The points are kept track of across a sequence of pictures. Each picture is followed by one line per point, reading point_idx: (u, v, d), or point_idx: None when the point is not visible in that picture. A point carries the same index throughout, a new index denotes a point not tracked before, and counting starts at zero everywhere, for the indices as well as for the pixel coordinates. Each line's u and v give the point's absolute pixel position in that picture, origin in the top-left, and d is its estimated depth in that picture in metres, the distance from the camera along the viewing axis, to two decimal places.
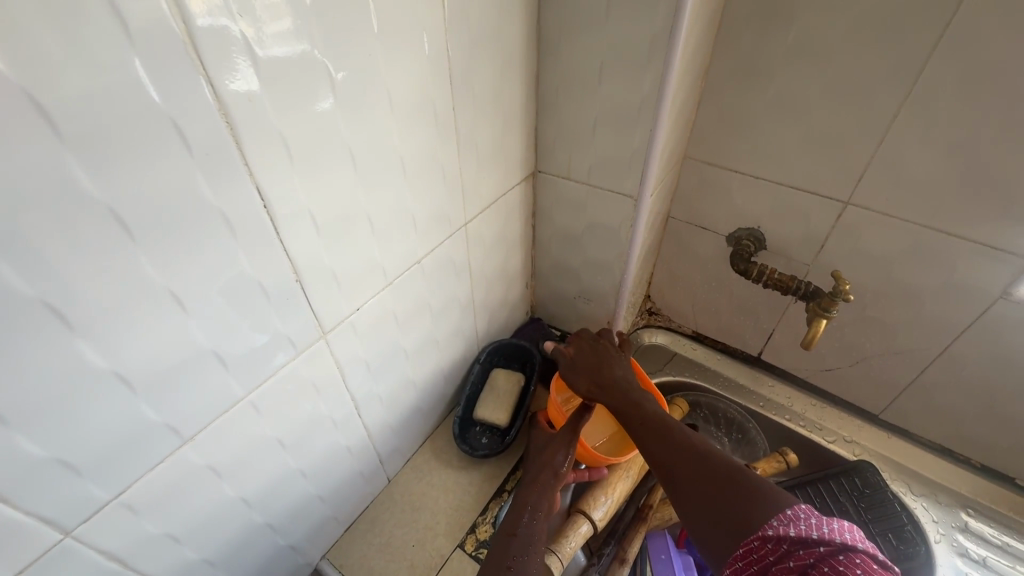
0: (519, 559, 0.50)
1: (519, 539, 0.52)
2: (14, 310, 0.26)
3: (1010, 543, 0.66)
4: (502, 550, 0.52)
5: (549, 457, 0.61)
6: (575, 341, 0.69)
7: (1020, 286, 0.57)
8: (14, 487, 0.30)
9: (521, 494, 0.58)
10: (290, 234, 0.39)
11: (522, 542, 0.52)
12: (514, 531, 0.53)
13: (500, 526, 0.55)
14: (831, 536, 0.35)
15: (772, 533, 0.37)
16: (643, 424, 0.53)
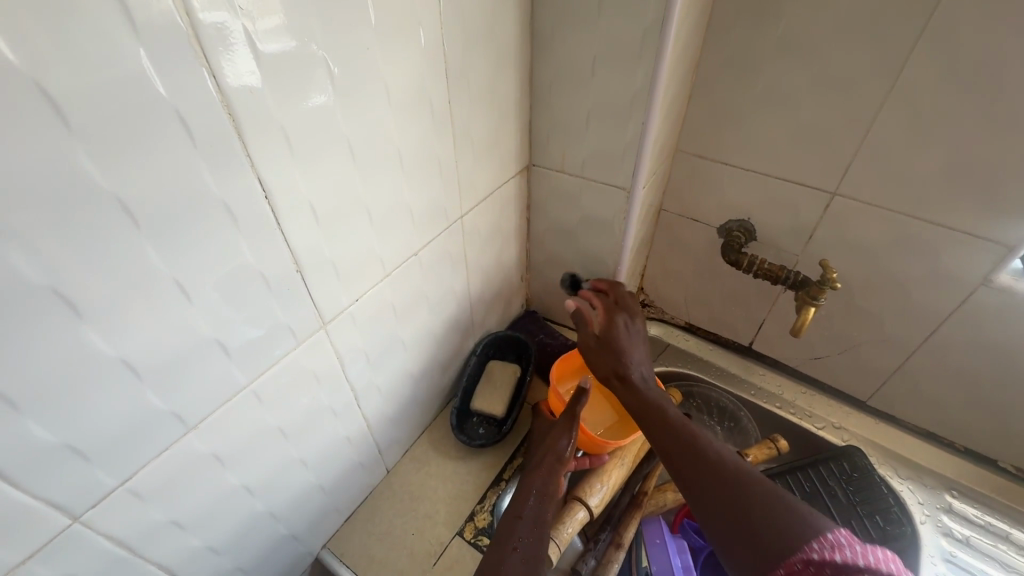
0: (522, 539, 0.52)
1: (525, 521, 0.54)
2: (26, 299, 0.27)
3: (992, 523, 0.69)
4: (507, 532, 0.53)
5: (553, 441, 0.62)
6: (598, 311, 0.67)
7: (1000, 273, 0.59)
8: (24, 472, 0.30)
9: (527, 479, 0.59)
10: (291, 225, 0.40)
11: (526, 524, 0.53)
12: (520, 514, 0.55)
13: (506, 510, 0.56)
14: (875, 566, 0.37)
15: (816, 556, 0.39)
16: (670, 431, 0.53)
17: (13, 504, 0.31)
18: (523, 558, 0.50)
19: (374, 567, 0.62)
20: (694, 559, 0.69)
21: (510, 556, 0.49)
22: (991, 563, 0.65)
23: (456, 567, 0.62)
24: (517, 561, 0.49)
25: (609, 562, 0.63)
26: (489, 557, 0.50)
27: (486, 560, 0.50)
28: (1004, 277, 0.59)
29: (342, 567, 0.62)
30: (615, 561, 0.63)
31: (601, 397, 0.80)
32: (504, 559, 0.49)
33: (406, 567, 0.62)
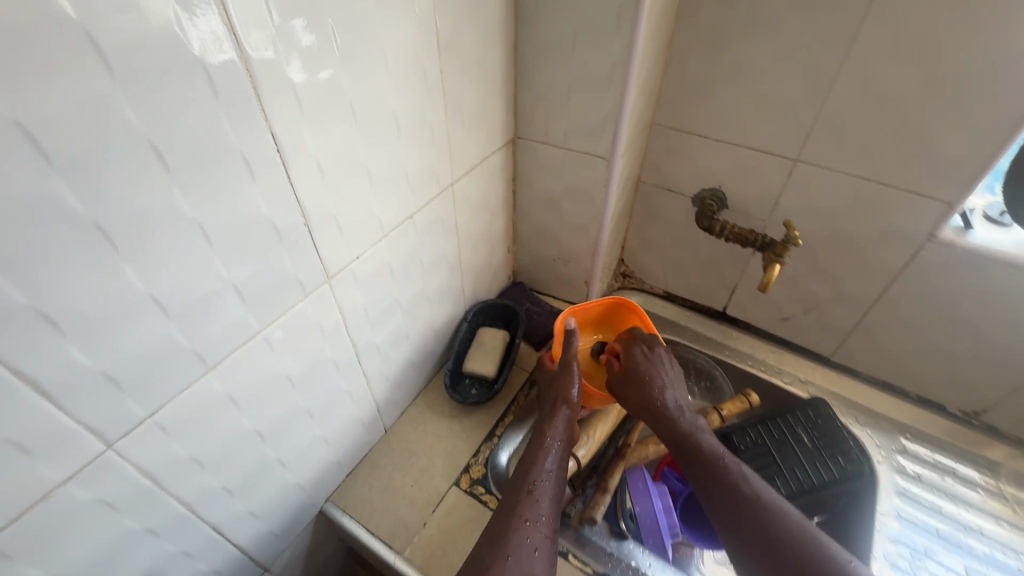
0: (540, 484, 0.56)
1: (544, 469, 0.58)
2: (72, 229, 0.30)
3: (941, 461, 0.76)
4: (523, 475, 0.57)
5: (563, 379, 0.67)
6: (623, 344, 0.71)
7: (942, 229, 0.65)
8: (66, 394, 0.33)
9: (542, 421, 0.64)
10: (300, 179, 0.43)
11: (544, 471, 0.57)
12: (539, 461, 0.58)
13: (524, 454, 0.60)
14: None
15: None
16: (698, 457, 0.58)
17: (56, 424, 0.34)
18: (540, 504, 0.54)
19: (376, 516, 0.66)
20: (673, 501, 0.75)
21: (528, 501, 0.54)
22: (940, 496, 0.72)
23: (454, 513, 0.66)
24: (533, 508, 0.53)
25: (595, 505, 0.67)
26: (509, 504, 0.54)
27: (502, 509, 0.54)
28: (947, 233, 0.66)
29: (346, 517, 0.65)
30: (602, 503, 0.68)
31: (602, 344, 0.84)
32: (521, 503, 0.54)
33: (406, 515, 0.66)
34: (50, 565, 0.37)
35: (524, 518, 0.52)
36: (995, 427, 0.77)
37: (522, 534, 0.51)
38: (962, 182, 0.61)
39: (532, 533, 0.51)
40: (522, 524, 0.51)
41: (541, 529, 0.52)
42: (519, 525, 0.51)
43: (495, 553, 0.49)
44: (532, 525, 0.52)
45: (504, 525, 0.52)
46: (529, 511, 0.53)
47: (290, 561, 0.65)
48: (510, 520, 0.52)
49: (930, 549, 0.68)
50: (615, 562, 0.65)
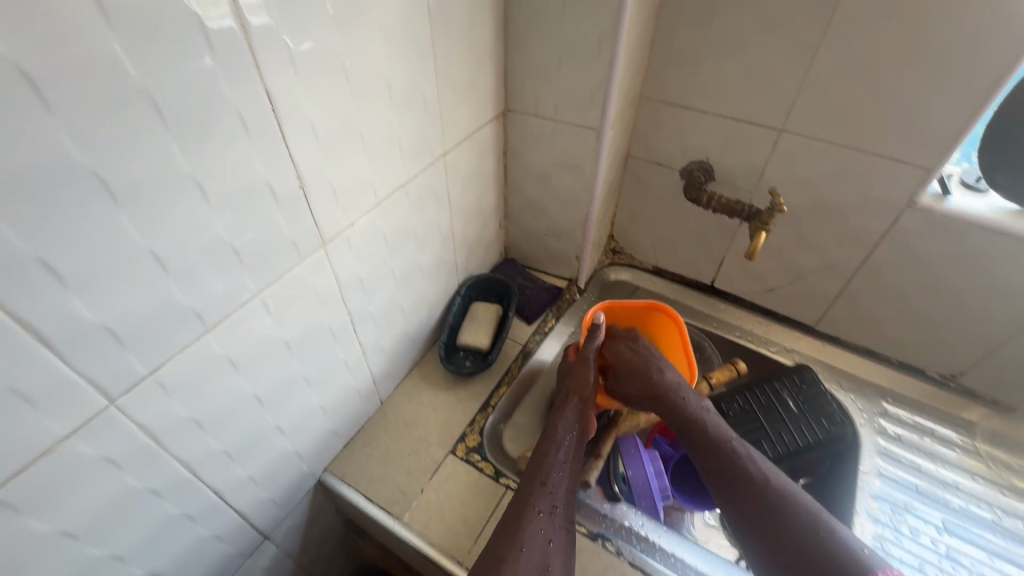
0: (554, 476, 0.57)
1: (557, 461, 0.58)
2: (73, 179, 0.31)
3: (920, 423, 0.79)
4: (535, 467, 0.58)
5: (578, 371, 0.68)
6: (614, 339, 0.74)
7: (921, 194, 0.68)
8: (68, 346, 0.34)
9: (554, 415, 0.65)
10: (295, 140, 0.44)
11: (557, 463, 0.58)
12: (552, 453, 0.59)
13: (537, 448, 0.61)
14: None
15: None
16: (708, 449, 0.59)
17: (60, 376, 0.34)
18: (552, 495, 0.55)
19: (374, 485, 0.67)
20: (665, 466, 0.77)
21: (541, 493, 0.55)
22: (918, 454, 0.75)
23: (451, 480, 0.67)
24: (546, 499, 0.54)
25: (588, 469, 0.70)
26: (522, 495, 0.55)
27: (516, 500, 0.55)
28: (926, 199, 0.68)
29: (344, 485, 0.66)
30: (594, 468, 0.70)
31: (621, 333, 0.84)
32: (534, 494, 0.55)
33: (404, 483, 0.67)
34: (55, 520, 0.38)
35: (537, 510, 0.53)
36: (971, 388, 0.80)
37: (535, 526, 0.52)
38: (939, 148, 0.63)
39: (545, 523, 0.52)
40: (535, 516, 0.53)
41: (554, 520, 0.53)
42: (533, 516, 0.53)
43: (510, 544, 0.50)
44: (546, 516, 0.53)
45: (518, 516, 0.53)
46: (543, 502, 0.54)
47: (289, 530, 0.66)
48: (523, 511, 0.53)
49: (910, 503, 0.71)
50: (609, 522, 0.66)
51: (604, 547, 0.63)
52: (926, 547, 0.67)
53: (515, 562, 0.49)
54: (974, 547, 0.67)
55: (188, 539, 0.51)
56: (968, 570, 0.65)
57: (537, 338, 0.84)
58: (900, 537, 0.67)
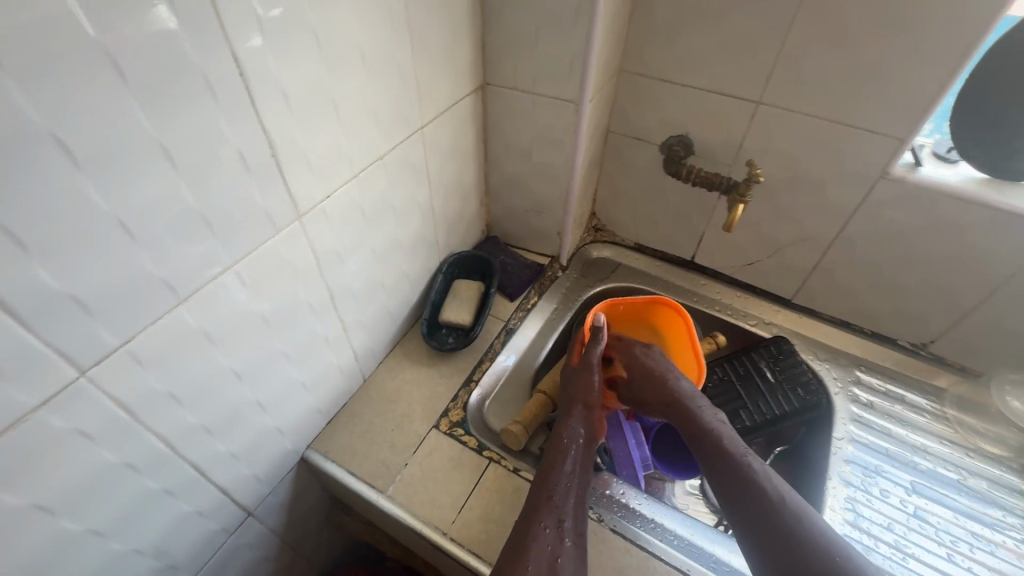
0: (560, 489, 0.56)
1: (564, 472, 0.58)
2: (30, 139, 0.30)
3: (892, 389, 0.81)
4: (543, 480, 0.58)
5: (581, 379, 0.67)
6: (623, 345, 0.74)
7: (894, 165, 0.69)
8: (34, 314, 0.33)
9: (561, 423, 0.64)
10: (266, 108, 0.43)
11: (564, 475, 0.58)
12: (559, 463, 0.59)
13: (543, 459, 0.60)
14: None
15: None
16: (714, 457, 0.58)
17: (25, 345, 0.34)
18: (559, 511, 0.54)
19: (358, 460, 0.67)
20: (646, 437, 0.78)
21: (547, 508, 0.54)
22: (890, 420, 0.78)
23: (434, 454, 0.68)
24: (552, 515, 0.54)
25: None
26: (530, 510, 0.55)
27: (523, 516, 0.55)
28: (898, 170, 0.69)
29: (328, 462, 0.67)
30: None
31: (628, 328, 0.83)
32: (540, 510, 0.54)
33: (388, 458, 0.67)
34: (28, 493, 0.37)
35: (543, 526, 0.53)
36: (941, 356, 0.82)
37: (542, 541, 0.51)
38: (912, 118, 0.64)
39: (552, 539, 0.52)
40: (541, 532, 0.52)
41: (561, 534, 0.52)
42: (539, 532, 0.52)
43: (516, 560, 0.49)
44: (553, 531, 0.52)
45: (523, 533, 0.52)
46: (549, 517, 0.54)
47: (273, 507, 0.66)
48: (529, 527, 0.52)
49: (881, 467, 0.73)
50: (592, 490, 0.66)
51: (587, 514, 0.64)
52: (895, 508, 0.69)
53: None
54: (940, 507, 0.69)
55: (170, 515, 0.50)
56: (935, 528, 0.67)
57: (520, 314, 0.85)
58: (870, 499, 0.70)
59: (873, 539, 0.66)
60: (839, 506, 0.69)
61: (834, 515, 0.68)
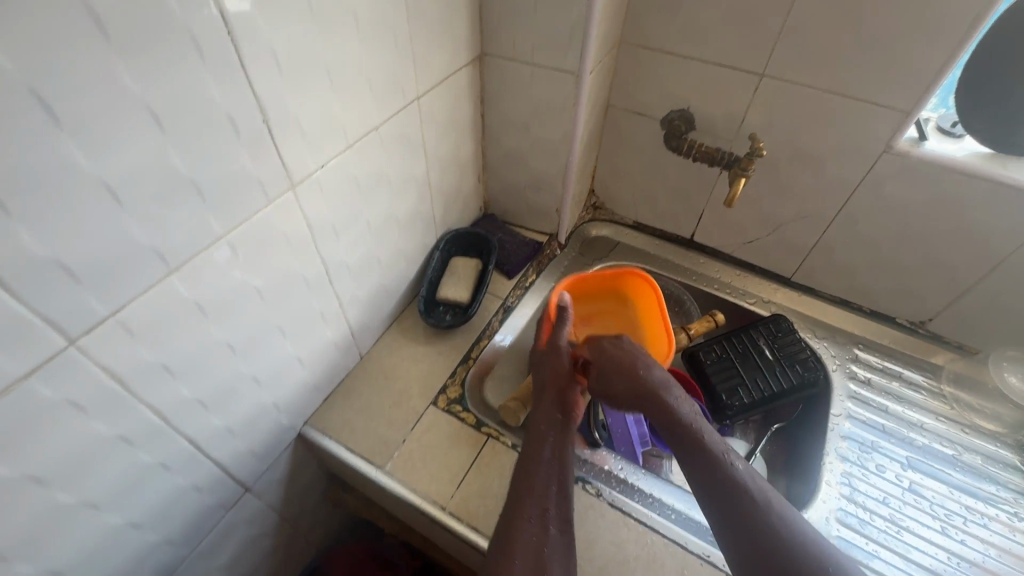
0: (541, 478, 0.55)
1: (544, 461, 0.57)
2: (8, 95, 0.28)
3: (889, 366, 0.81)
4: (522, 470, 0.57)
5: (552, 361, 0.65)
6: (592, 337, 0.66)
7: (898, 139, 0.68)
8: (19, 280, 0.32)
9: (535, 410, 0.62)
10: (255, 70, 0.41)
11: (544, 463, 0.57)
12: (538, 451, 0.58)
13: (522, 448, 0.59)
14: None
15: None
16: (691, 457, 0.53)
17: (13, 313, 0.33)
18: (541, 500, 0.54)
19: (355, 437, 0.67)
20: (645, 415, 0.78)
21: (529, 497, 0.54)
22: (887, 397, 0.78)
23: (432, 430, 0.68)
24: (535, 505, 0.53)
25: None
26: (513, 500, 0.54)
27: (507, 507, 0.54)
28: (902, 144, 0.68)
29: (325, 438, 0.66)
30: None
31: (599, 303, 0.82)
32: (521, 501, 0.53)
33: (385, 434, 0.67)
34: (20, 465, 0.37)
35: (526, 518, 0.52)
36: (938, 333, 0.82)
37: (526, 534, 0.51)
38: (917, 90, 0.63)
39: (537, 531, 0.51)
40: (524, 524, 0.52)
41: (545, 524, 0.52)
42: (523, 524, 0.51)
43: (502, 557, 0.49)
44: (536, 522, 0.52)
45: (506, 525, 0.51)
46: (532, 509, 0.53)
47: (271, 483, 0.66)
48: (512, 519, 0.52)
49: (878, 443, 0.73)
50: (589, 466, 0.66)
51: (583, 489, 0.64)
52: (890, 482, 0.70)
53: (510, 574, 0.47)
54: (936, 481, 0.70)
55: (166, 489, 0.50)
56: (930, 502, 0.68)
57: (518, 292, 0.84)
58: (866, 473, 0.70)
59: (868, 513, 0.67)
60: (835, 481, 0.70)
61: (830, 490, 0.69)
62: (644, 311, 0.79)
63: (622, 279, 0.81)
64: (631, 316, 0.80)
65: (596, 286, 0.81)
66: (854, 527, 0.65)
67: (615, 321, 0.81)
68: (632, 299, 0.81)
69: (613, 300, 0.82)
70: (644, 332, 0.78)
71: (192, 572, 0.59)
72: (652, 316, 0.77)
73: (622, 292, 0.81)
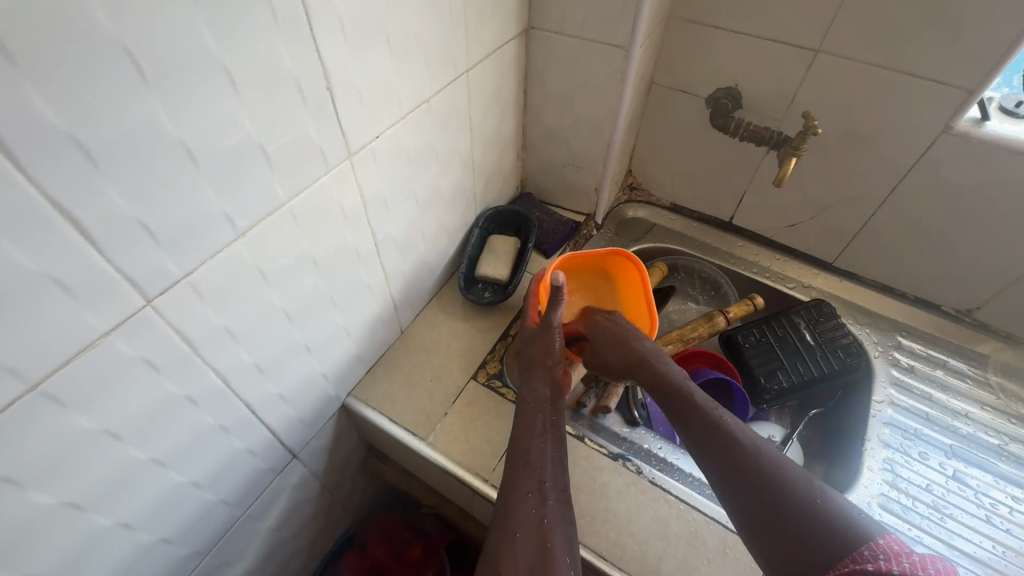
0: (536, 453, 0.56)
1: (536, 435, 0.57)
2: (102, 50, 0.29)
3: (933, 354, 0.80)
4: (517, 447, 0.57)
5: (541, 342, 0.64)
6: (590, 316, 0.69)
7: (959, 119, 0.65)
8: (104, 236, 0.33)
9: (525, 387, 0.62)
10: (322, 36, 0.41)
11: (537, 436, 0.57)
12: (530, 426, 0.58)
13: (517, 425, 0.59)
14: None
15: None
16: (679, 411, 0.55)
17: (98, 268, 0.34)
18: (538, 473, 0.54)
19: (398, 408, 0.68)
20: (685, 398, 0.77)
21: (526, 472, 0.54)
22: (931, 385, 0.76)
23: (473, 404, 0.68)
24: (532, 478, 0.54)
25: (608, 395, 0.70)
26: (511, 475, 0.55)
27: (506, 480, 0.55)
28: (963, 124, 0.66)
29: (369, 409, 0.68)
30: (615, 394, 0.70)
31: (582, 278, 0.80)
32: (519, 474, 0.54)
33: (428, 407, 0.68)
34: (99, 418, 0.38)
35: (524, 491, 0.53)
36: (985, 322, 0.80)
37: (524, 508, 0.51)
38: (985, 67, 0.60)
39: (536, 502, 0.52)
40: (523, 497, 0.52)
41: (544, 494, 0.53)
42: (521, 496, 0.52)
43: (504, 531, 0.50)
44: (535, 494, 0.53)
45: (507, 500, 0.52)
46: (530, 482, 0.54)
47: (316, 450, 0.67)
48: (510, 495, 0.52)
49: (921, 430, 0.72)
50: (629, 444, 0.67)
51: (624, 467, 0.65)
52: (934, 470, 0.69)
53: (512, 552, 0.48)
54: (982, 471, 0.69)
55: (224, 451, 0.51)
56: (974, 491, 0.67)
57: None
58: (910, 460, 0.70)
59: (911, 499, 0.66)
60: (878, 466, 0.69)
61: (872, 475, 0.68)
62: (624, 287, 0.77)
63: (605, 256, 0.78)
64: (612, 293, 0.79)
65: (576, 261, 0.78)
66: (896, 513, 0.65)
67: (596, 296, 0.79)
68: (613, 274, 0.79)
69: (593, 274, 0.80)
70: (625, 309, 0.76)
71: (243, 534, 0.61)
72: (633, 293, 0.76)
73: (604, 267, 0.79)
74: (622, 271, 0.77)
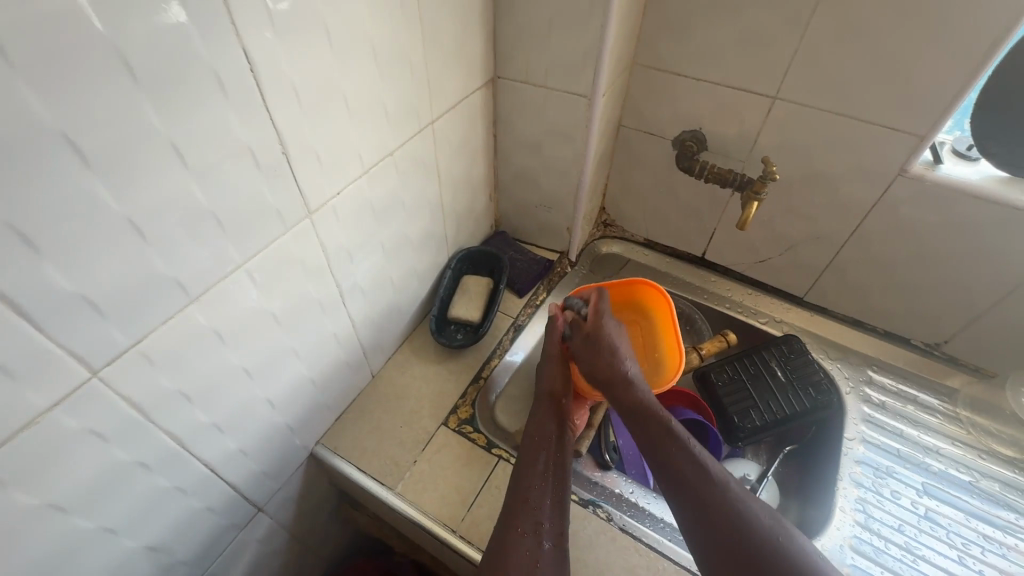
0: (536, 491, 0.56)
1: (537, 473, 0.57)
2: (36, 136, 0.29)
3: (903, 389, 0.80)
4: (516, 485, 0.57)
5: (547, 370, 0.64)
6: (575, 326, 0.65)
7: (913, 163, 0.67)
8: (45, 315, 0.33)
9: (529, 419, 0.62)
10: (275, 104, 0.42)
11: (537, 475, 0.57)
12: (530, 465, 0.58)
13: (518, 463, 0.59)
14: None
15: None
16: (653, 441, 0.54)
17: (36, 347, 0.33)
18: (535, 514, 0.54)
19: (366, 456, 0.67)
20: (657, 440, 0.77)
21: (524, 512, 0.54)
22: (902, 421, 0.77)
23: (443, 451, 0.68)
24: (529, 519, 0.54)
25: (581, 439, 0.69)
26: (507, 514, 0.54)
27: (502, 520, 0.54)
28: (917, 167, 0.68)
29: (338, 458, 0.67)
30: (586, 438, 0.69)
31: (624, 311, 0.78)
32: (516, 514, 0.54)
33: (396, 454, 0.67)
34: (41, 492, 0.37)
35: (520, 532, 0.52)
36: (955, 356, 0.81)
37: (519, 550, 0.51)
38: (932, 115, 0.63)
39: (531, 545, 0.52)
40: (518, 539, 0.52)
41: (539, 537, 0.53)
42: (517, 539, 0.52)
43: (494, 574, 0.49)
44: (530, 536, 0.52)
45: (501, 542, 0.52)
46: (527, 523, 0.53)
47: (282, 502, 0.66)
48: (507, 536, 0.52)
49: (892, 467, 0.72)
50: (600, 489, 0.66)
51: (595, 513, 0.64)
52: (906, 509, 0.69)
53: None
54: (953, 509, 0.69)
55: (181, 512, 0.50)
56: (945, 530, 0.67)
57: (529, 311, 0.84)
58: (881, 500, 0.69)
59: (883, 540, 0.66)
60: (850, 507, 0.69)
61: (844, 516, 0.68)
62: (662, 325, 0.73)
63: (638, 290, 0.76)
64: (651, 329, 0.75)
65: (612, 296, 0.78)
66: (869, 555, 0.64)
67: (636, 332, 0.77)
68: (653, 311, 0.75)
69: (634, 311, 0.78)
70: (661, 347, 0.73)
71: None
72: (668, 332, 0.72)
73: (643, 303, 0.77)
74: (657, 311, 0.74)
